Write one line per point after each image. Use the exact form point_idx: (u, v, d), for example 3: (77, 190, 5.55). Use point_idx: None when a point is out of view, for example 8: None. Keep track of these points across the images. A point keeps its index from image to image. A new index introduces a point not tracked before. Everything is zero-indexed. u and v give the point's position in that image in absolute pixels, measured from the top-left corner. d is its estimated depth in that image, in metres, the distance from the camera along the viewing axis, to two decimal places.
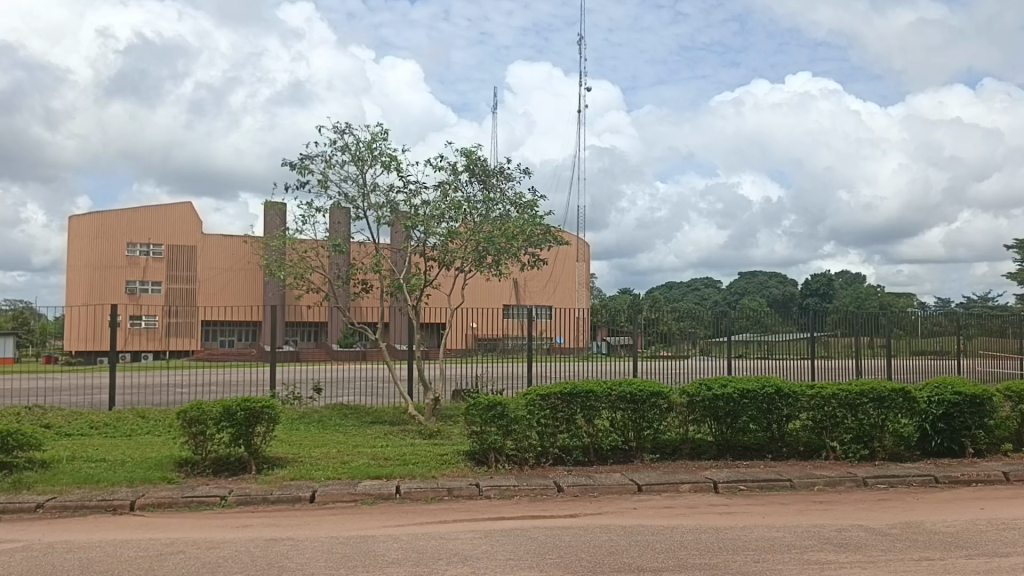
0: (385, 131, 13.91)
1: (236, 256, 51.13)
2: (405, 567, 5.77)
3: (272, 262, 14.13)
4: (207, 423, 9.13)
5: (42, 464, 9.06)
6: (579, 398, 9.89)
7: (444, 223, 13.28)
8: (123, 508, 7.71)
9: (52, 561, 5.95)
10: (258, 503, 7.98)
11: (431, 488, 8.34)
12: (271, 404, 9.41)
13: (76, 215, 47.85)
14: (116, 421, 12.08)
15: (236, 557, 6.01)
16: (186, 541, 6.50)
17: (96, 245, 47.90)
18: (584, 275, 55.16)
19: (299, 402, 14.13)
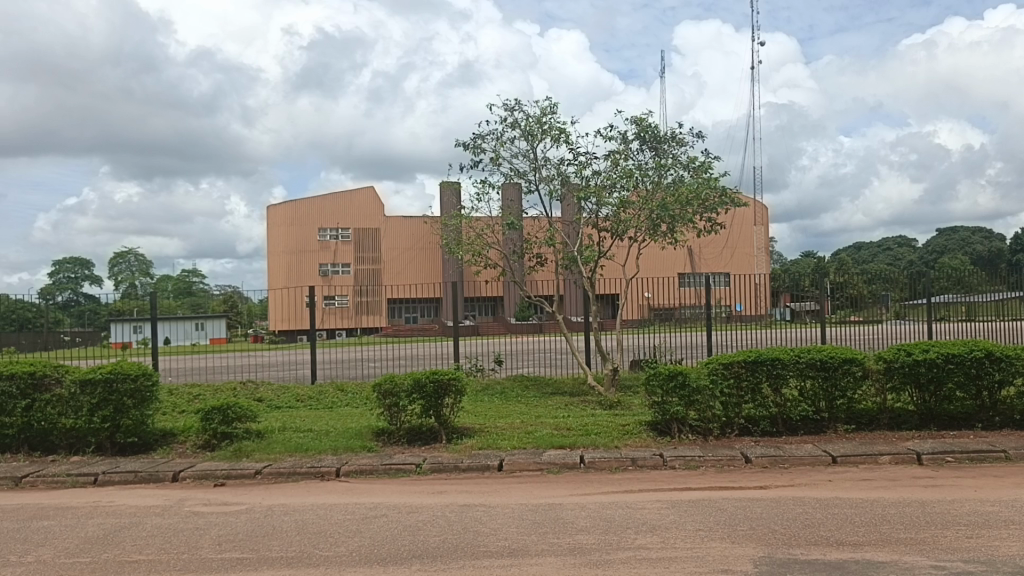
0: (553, 104, 13.97)
1: (416, 236, 53.37)
2: (595, 534, 5.86)
3: (451, 240, 14.63)
4: (399, 395, 9.64)
5: (256, 434, 9.91)
6: (765, 366, 9.55)
7: (616, 192, 13.17)
8: (330, 474, 8.32)
9: (273, 522, 6.52)
10: (451, 471, 8.35)
11: (616, 458, 8.38)
12: (458, 376, 9.76)
13: (272, 204, 51.62)
14: (318, 394, 13.02)
15: (434, 522, 6.32)
16: (388, 505, 6.92)
17: (291, 232, 51.42)
18: (762, 239, 53.13)
19: (481, 373, 14.62)
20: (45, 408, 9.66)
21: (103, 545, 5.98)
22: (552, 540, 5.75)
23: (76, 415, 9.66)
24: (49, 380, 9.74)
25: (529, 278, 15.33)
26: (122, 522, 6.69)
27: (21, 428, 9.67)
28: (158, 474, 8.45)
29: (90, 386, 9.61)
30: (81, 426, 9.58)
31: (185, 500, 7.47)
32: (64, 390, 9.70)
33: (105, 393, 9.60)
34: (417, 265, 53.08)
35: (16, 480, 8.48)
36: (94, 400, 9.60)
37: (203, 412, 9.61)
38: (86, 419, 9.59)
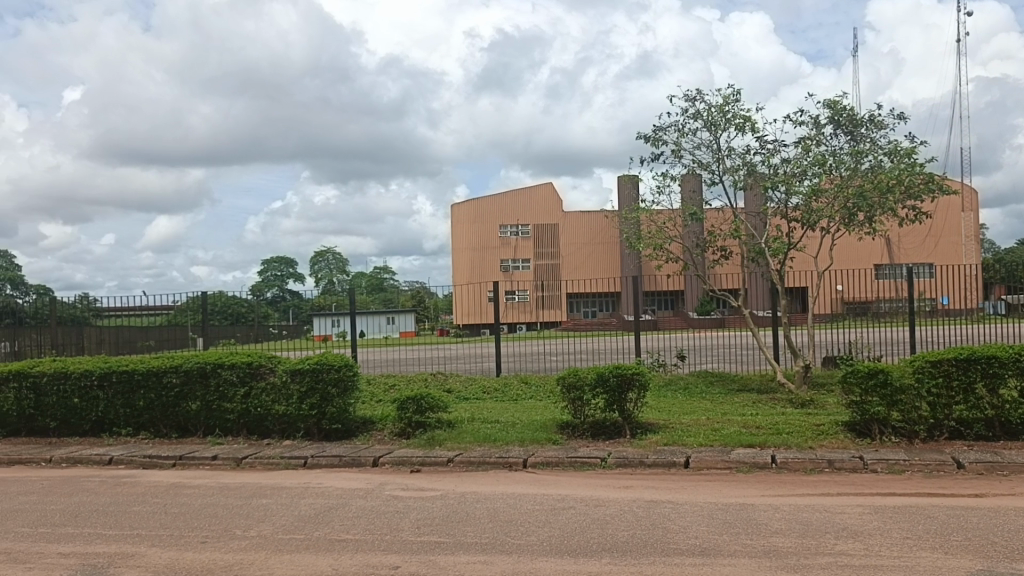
0: (737, 92, 13.54)
1: (595, 231, 53.45)
2: (791, 537, 5.65)
3: (631, 234, 14.53)
4: (583, 388, 9.72)
5: (448, 424, 10.33)
6: (979, 364, 8.80)
7: (807, 180, 12.58)
8: (517, 465, 8.52)
9: (466, 509, 6.78)
10: (636, 466, 8.32)
11: (810, 458, 8.03)
12: (642, 371, 9.68)
13: (456, 203, 53.47)
14: (503, 386, 13.37)
15: (622, 516, 6.33)
16: (576, 498, 7.00)
17: (474, 229, 53.01)
18: (972, 226, 48.78)
19: (664, 368, 14.42)
20: (261, 395, 10.53)
21: (315, 524, 6.47)
22: (745, 541, 5.60)
23: (287, 402, 10.46)
24: (264, 369, 10.62)
25: (713, 272, 14.95)
26: (330, 503, 7.20)
27: (241, 413, 10.59)
28: (360, 459, 9.01)
29: (300, 376, 10.43)
30: (291, 412, 10.41)
31: (386, 484, 7.92)
32: (277, 379, 10.53)
33: (312, 382, 10.38)
34: (596, 259, 53.14)
35: (238, 460, 9.34)
36: (303, 388, 10.41)
37: (399, 402, 10.15)
38: (296, 406, 10.40)
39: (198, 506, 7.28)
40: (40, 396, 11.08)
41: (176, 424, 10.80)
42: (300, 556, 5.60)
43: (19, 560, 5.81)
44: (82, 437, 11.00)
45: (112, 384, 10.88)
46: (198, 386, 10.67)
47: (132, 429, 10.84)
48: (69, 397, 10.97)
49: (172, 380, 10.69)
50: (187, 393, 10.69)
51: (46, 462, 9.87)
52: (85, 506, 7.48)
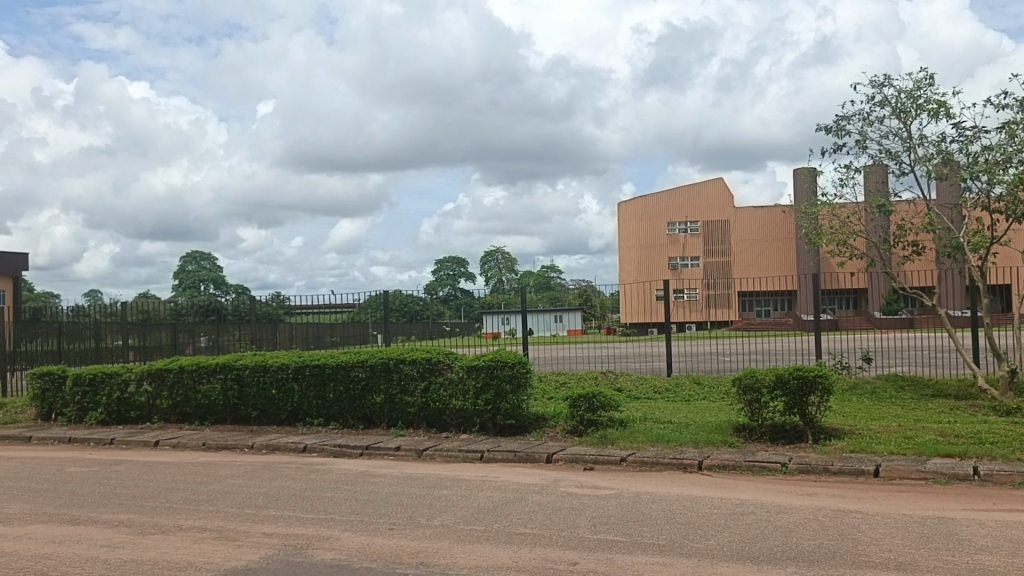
0: (929, 75, 12.64)
1: (769, 226, 51.49)
2: (999, 556, 5.20)
3: (811, 230, 13.87)
4: (761, 390, 9.40)
5: (620, 423, 10.30)
6: None
7: (1013, 168, 11.53)
8: (693, 467, 8.37)
9: (642, 509, 6.74)
10: (819, 473, 7.95)
11: (1019, 472, 7.35)
12: (825, 373, 9.24)
13: (624, 201, 53.14)
14: (676, 386, 13.18)
15: (807, 525, 6.07)
16: (756, 503, 6.78)
17: (641, 227, 52.47)
18: None
19: (848, 371, 13.65)
20: (439, 389, 10.96)
21: (494, 516, 6.65)
22: (946, 557, 5.22)
23: (464, 397, 10.83)
24: (442, 365, 11.04)
25: (902, 269, 14.02)
26: (508, 496, 7.37)
27: (421, 407, 11.05)
28: (535, 455, 9.17)
29: (476, 372, 10.75)
30: (468, 407, 10.76)
31: (560, 481, 8.01)
32: (454, 375, 10.92)
33: (488, 378, 10.67)
34: (769, 256, 51.19)
35: (419, 452, 9.76)
36: (479, 383, 10.72)
37: (571, 399, 10.23)
38: (473, 401, 10.74)
39: (384, 494, 7.68)
40: (243, 386, 12.06)
41: (362, 415, 11.42)
42: (481, 547, 5.78)
43: (230, 538, 6.36)
44: (279, 426, 11.87)
45: (305, 376, 11.67)
46: (382, 380, 11.25)
47: (323, 420, 11.57)
48: (268, 388, 11.87)
49: (359, 374, 11.33)
50: (372, 386, 11.30)
51: (249, 448, 10.73)
52: (284, 490, 8.08)
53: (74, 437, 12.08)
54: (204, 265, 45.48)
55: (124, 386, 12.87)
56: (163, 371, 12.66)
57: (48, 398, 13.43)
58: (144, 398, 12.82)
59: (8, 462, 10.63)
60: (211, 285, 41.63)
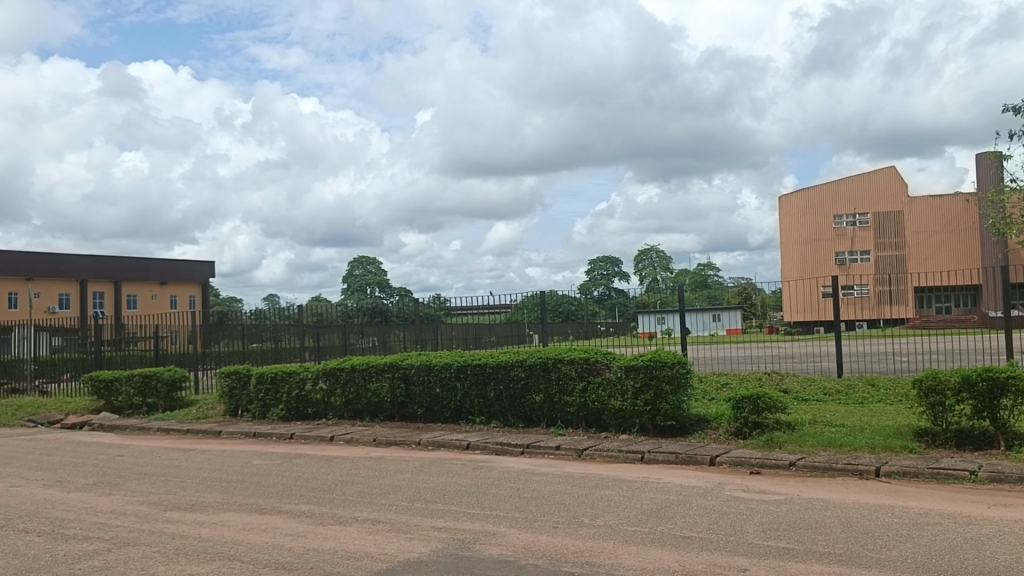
0: None
1: (949, 216, 47.96)
2: None
3: (998, 220, 12.78)
4: (945, 393, 8.76)
5: (788, 425, 9.88)
6: None
7: None
8: (869, 473, 7.93)
9: (815, 516, 6.45)
10: (1014, 483, 7.32)
11: None
12: (1018, 375, 8.50)
13: (785, 194, 51.12)
14: (847, 388, 12.51)
15: (1002, 538, 5.60)
16: (942, 513, 6.32)
17: (804, 221, 50.27)
18: None
19: None
20: (598, 389, 10.96)
21: (657, 518, 6.56)
22: None
23: (623, 397, 10.77)
24: (601, 365, 11.03)
25: None
26: (671, 499, 7.26)
27: (580, 407, 11.09)
28: (697, 457, 8.99)
29: (634, 372, 10.67)
30: (627, 408, 10.69)
31: (725, 484, 7.80)
32: (613, 375, 10.88)
33: (647, 378, 10.56)
34: (950, 248, 47.83)
35: (579, 451, 9.79)
36: (638, 384, 10.63)
37: (735, 401, 9.94)
38: (632, 402, 10.66)
39: (547, 493, 7.76)
40: (409, 385, 12.55)
41: (522, 414, 11.59)
42: (646, 548, 5.73)
43: (402, 530, 6.63)
44: (443, 423, 12.26)
45: (467, 376, 12.00)
46: (541, 379, 11.37)
47: (485, 418, 11.83)
48: (432, 387, 12.29)
49: (519, 373, 11.51)
50: (531, 386, 11.45)
51: (416, 445, 11.15)
52: (450, 486, 8.34)
53: (258, 432, 13.00)
54: (371, 269, 47.76)
55: (301, 384, 13.72)
56: (337, 370, 13.39)
57: (235, 395, 14.52)
58: (319, 396, 13.61)
59: (203, 454, 11.59)
60: (377, 288, 43.62)
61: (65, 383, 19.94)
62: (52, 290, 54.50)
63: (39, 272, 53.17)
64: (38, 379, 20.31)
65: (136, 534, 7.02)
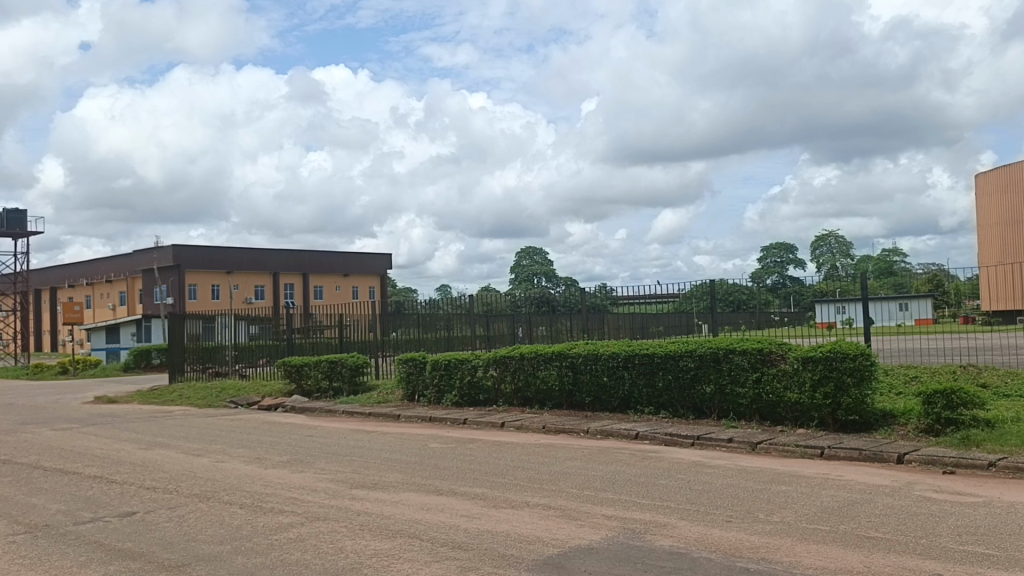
0: None
1: None
2: None
3: None
4: None
5: (987, 423, 9.11)
6: None
7: None
8: None
9: (1018, 521, 5.93)
10: None
11: None
12: None
13: (982, 172, 47.07)
14: None
15: None
16: None
17: (1005, 201, 46.09)
18: None
19: None
20: (773, 381, 10.56)
21: (839, 517, 6.26)
22: None
23: (800, 390, 10.32)
24: (775, 356, 10.63)
25: None
26: (854, 497, 6.90)
27: (753, 399, 10.75)
28: (883, 454, 8.48)
29: (813, 363, 10.21)
30: (804, 401, 10.25)
31: (915, 484, 7.33)
32: (789, 366, 10.46)
33: (826, 370, 10.09)
34: None
35: (753, 445, 9.50)
36: (816, 376, 10.17)
37: (925, 395, 9.30)
38: (809, 394, 10.21)
39: (719, 486, 7.59)
40: (577, 373, 12.65)
41: (692, 405, 11.38)
42: (827, 547, 5.49)
43: (573, 517, 6.71)
44: (612, 412, 12.27)
45: (634, 365, 11.93)
46: (712, 370, 11.11)
47: (653, 408, 11.73)
48: (600, 376, 12.31)
49: (688, 363, 11.31)
50: (701, 376, 11.22)
51: (585, 433, 11.22)
52: (620, 475, 8.33)
53: (434, 416, 13.55)
54: (538, 259, 48.51)
55: (473, 371, 14.15)
56: (507, 357, 13.71)
57: (412, 380, 15.18)
58: (490, 382, 13.99)
59: (384, 436, 12.22)
60: (544, 278, 44.17)
61: (261, 368, 21.58)
62: (249, 282, 59.17)
63: (238, 265, 57.94)
64: (238, 364, 22.14)
65: (326, 509, 7.53)
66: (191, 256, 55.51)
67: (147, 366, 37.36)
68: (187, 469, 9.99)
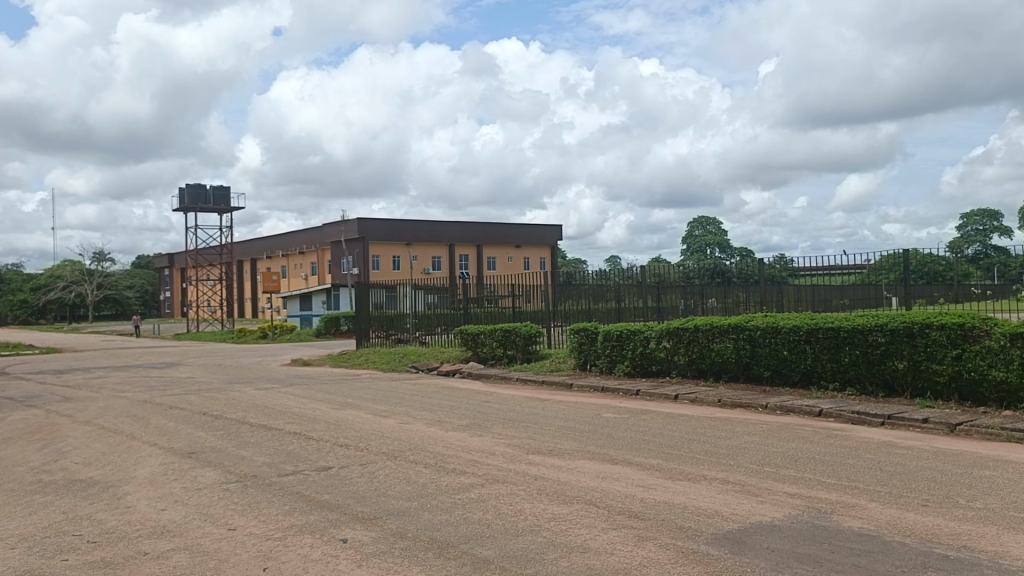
0: None
1: None
2: None
3: None
4: None
5: None
6: None
7: None
8: None
9: None
10: None
11: None
12: None
13: None
14: None
15: None
16: None
17: None
18: None
19: None
20: (975, 358, 9.79)
21: None
22: None
23: (1007, 368, 9.50)
24: (979, 332, 9.82)
25: None
26: None
27: (952, 376, 10.00)
28: None
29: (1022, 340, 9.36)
30: (1012, 380, 9.43)
31: None
32: (994, 343, 9.64)
33: None
34: None
35: (952, 426, 8.85)
36: None
37: None
38: (1018, 373, 9.38)
39: (914, 468, 7.14)
40: (755, 347, 12.29)
41: (882, 382, 10.75)
42: None
43: (753, 493, 6.54)
44: (793, 388, 11.81)
45: (818, 339, 11.41)
46: (904, 345, 10.45)
47: (838, 384, 11.18)
48: (780, 349, 11.88)
49: (878, 338, 10.68)
50: (892, 352, 10.57)
51: (763, 408, 10.89)
52: (803, 452, 8.03)
53: (606, 386, 13.60)
54: (711, 229, 47.24)
55: (646, 342, 14.05)
56: (680, 330, 13.48)
57: (584, 350, 15.28)
58: (663, 353, 13.83)
59: (558, 404, 12.43)
60: (717, 248, 43.04)
61: (439, 336, 22.40)
62: (427, 253, 61.62)
63: (417, 237, 60.50)
64: (418, 331, 23.11)
65: (504, 473, 7.78)
66: (375, 228, 58.49)
67: (336, 332, 39.84)
68: (375, 429, 10.61)
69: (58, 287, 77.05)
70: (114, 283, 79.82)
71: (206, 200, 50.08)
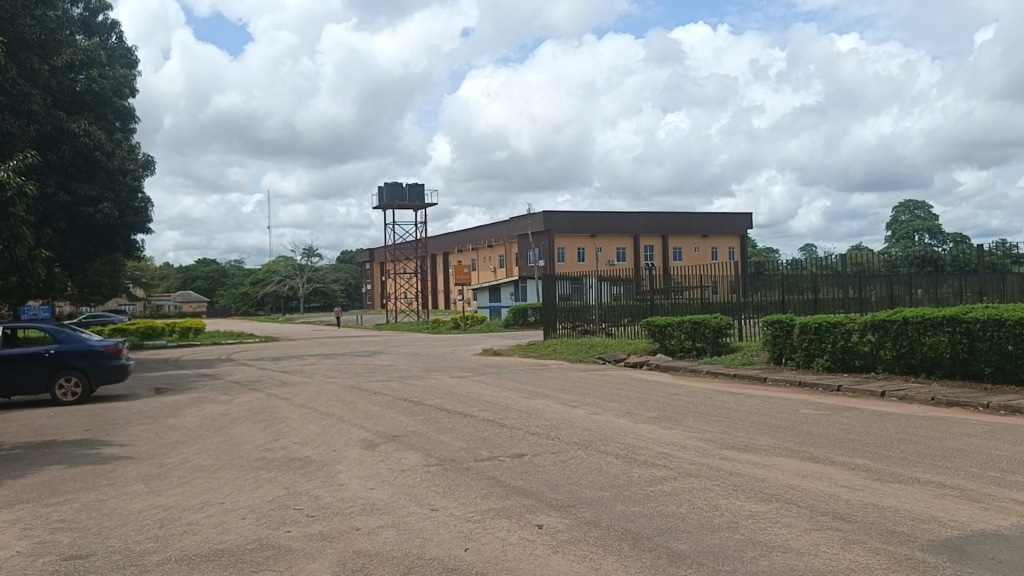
0: None
1: None
2: None
3: None
4: None
5: None
6: None
7: None
8: None
9: None
10: None
11: None
12: None
13: None
14: None
15: None
16: None
17: None
18: None
19: None
20: None
21: None
22: None
23: None
24: None
25: None
26: None
27: None
28: None
29: None
30: None
31: None
32: None
33: None
34: None
35: None
36: None
37: None
38: None
39: None
40: (974, 341, 11.32)
41: None
42: None
43: (975, 499, 6.04)
44: (1019, 386, 10.77)
45: None
46: None
47: None
48: (1004, 344, 10.87)
49: None
50: None
51: (984, 408, 10.00)
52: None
53: (804, 381, 13.00)
54: (919, 214, 43.71)
55: (848, 335, 13.30)
56: (886, 322, 12.63)
57: (779, 343, 14.66)
58: (868, 348, 13.05)
59: (752, 398, 12.03)
60: (925, 235, 39.80)
61: (626, 327, 22.30)
62: (612, 244, 61.61)
63: (601, 228, 60.59)
64: (605, 323, 23.12)
65: (697, 467, 7.65)
66: (560, 220, 59.16)
67: (524, 323, 40.72)
68: (565, 418, 10.74)
69: (274, 281, 84.01)
70: (321, 277, 85.91)
71: (402, 197, 52.70)
